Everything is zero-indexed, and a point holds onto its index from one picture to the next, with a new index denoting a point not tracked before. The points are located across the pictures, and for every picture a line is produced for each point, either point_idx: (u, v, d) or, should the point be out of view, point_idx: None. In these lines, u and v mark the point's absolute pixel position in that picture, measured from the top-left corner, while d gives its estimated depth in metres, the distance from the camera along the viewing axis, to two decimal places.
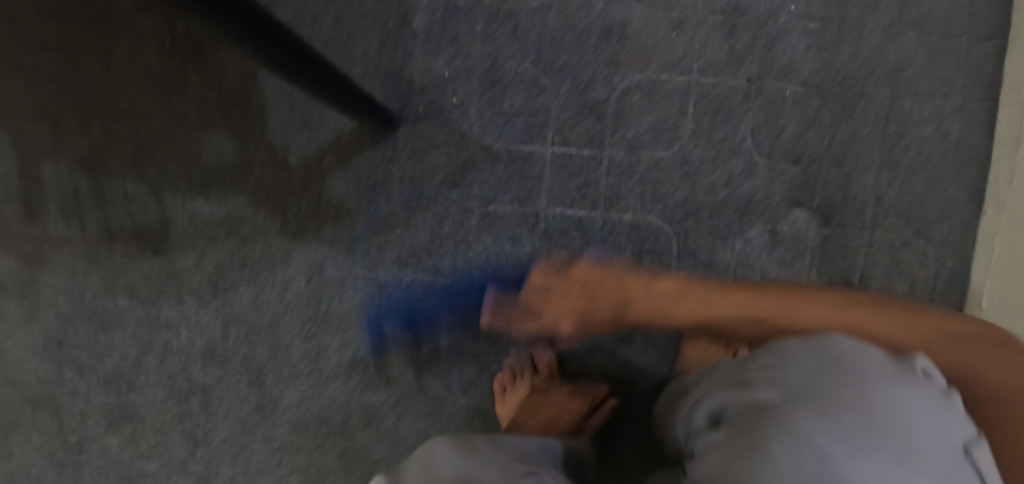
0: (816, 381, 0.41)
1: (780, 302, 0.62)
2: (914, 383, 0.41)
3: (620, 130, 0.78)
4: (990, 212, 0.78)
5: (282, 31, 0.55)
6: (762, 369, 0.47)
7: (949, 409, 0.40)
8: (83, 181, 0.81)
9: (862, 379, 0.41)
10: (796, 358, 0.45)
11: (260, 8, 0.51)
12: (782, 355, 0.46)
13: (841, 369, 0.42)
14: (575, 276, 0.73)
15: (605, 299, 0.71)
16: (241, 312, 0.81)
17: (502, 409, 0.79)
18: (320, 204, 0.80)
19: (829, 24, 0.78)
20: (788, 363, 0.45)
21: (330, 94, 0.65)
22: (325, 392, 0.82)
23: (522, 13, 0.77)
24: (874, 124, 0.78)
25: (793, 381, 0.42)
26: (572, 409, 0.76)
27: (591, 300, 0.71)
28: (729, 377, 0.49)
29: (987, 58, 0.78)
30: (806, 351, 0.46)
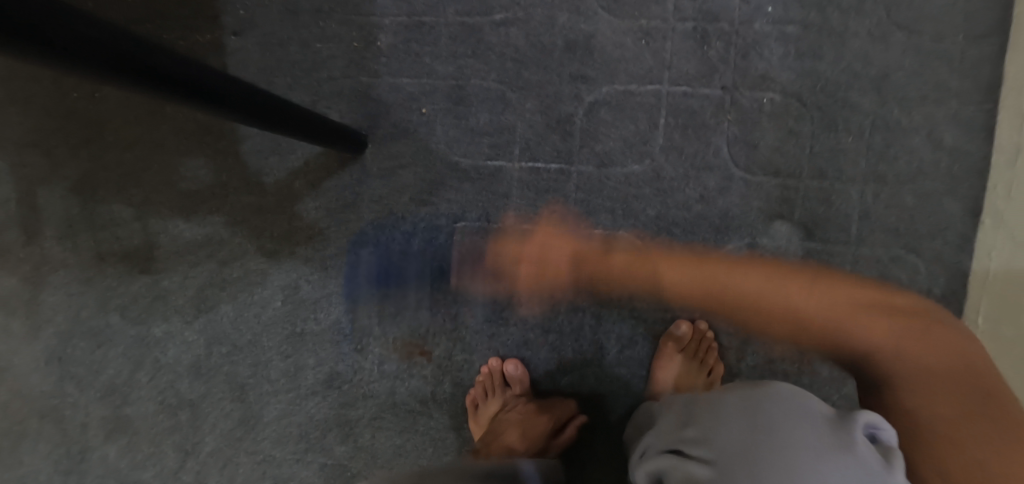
0: (751, 465, 0.42)
1: (761, 278, 0.68)
2: (847, 458, 0.41)
3: (588, 145, 0.76)
4: (987, 222, 0.72)
5: (243, 88, 0.57)
6: (701, 430, 0.47)
7: (888, 477, 0.41)
8: (75, 207, 0.85)
9: (798, 464, 0.41)
10: (735, 427, 0.45)
11: (218, 71, 0.53)
12: (723, 417, 0.46)
13: (777, 450, 0.42)
14: (553, 242, 0.77)
15: (573, 251, 0.76)
16: (223, 332, 0.85)
17: (476, 426, 0.80)
18: (293, 226, 0.81)
19: (810, 26, 0.74)
20: (727, 431, 0.45)
21: (300, 131, 0.68)
22: (304, 408, 0.84)
23: (486, 30, 0.77)
24: (858, 133, 0.74)
25: (730, 460, 0.43)
26: (540, 422, 0.77)
27: (561, 249, 0.77)
28: (674, 436, 0.49)
29: (985, 58, 0.72)
30: (746, 415, 0.45)
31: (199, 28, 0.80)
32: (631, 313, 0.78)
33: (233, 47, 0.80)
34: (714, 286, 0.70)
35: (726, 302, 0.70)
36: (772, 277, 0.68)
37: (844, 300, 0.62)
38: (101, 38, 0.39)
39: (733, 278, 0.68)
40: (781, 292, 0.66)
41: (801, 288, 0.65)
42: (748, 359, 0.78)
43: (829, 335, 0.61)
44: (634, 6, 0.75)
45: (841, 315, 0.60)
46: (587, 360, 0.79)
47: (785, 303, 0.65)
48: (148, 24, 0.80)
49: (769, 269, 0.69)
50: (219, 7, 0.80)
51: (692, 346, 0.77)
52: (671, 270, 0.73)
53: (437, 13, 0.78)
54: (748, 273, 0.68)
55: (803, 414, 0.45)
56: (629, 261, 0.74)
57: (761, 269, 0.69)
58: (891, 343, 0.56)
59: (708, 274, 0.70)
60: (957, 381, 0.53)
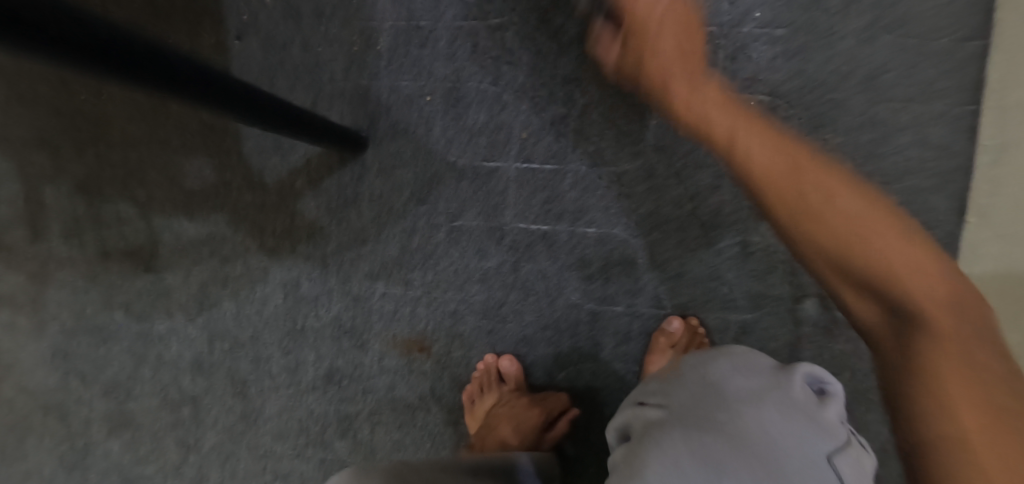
0: (698, 398, 0.50)
1: (813, 172, 0.48)
2: (782, 390, 0.49)
3: (582, 145, 0.78)
4: (972, 221, 0.74)
5: (246, 89, 0.58)
6: (664, 384, 0.55)
7: (822, 413, 0.47)
8: (81, 205, 0.87)
9: (737, 395, 0.49)
10: (691, 376, 0.53)
11: (220, 72, 0.54)
12: (684, 371, 0.55)
13: (721, 385, 0.51)
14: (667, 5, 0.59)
15: (687, 45, 0.60)
16: (225, 328, 0.86)
17: (472, 423, 0.82)
18: (294, 224, 0.83)
19: (798, 29, 0.75)
20: (684, 380, 0.54)
21: (299, 130, 0.69)
22: (304, 403, 0.86)
23: (482, 32, 0.79)
24: (846, 133, 0.76)
25: (684, 398, 0.51)
26: (530, 418, 0.78)
27: (671, 35, 0.59)
28: (640, 394, 0.58)
29: (972, 59, 0.73)
30: (702, 367, 0.54)
31: (203, 31, 0.82)
32: (626, 309, 0.80)
33: (236, 49, 0.82)
34: (785, 170, 0.49)
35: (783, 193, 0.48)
36: (844, 183, 0.48)
37: (903, 234, 0.46)
38: (108, 41, 0.40)
39: (753, 148, 0.51)
40: (850, 205, 0.46)
41: (850, 196, 0.47)
42: None
43: (891, 276, 0.44)
44: None
45: (912, 260, 0.44)
46: (582, 355, 0.81)
47: (828, 194, 0.47)
48: (153, 28, 0.83)
49: (836, 177, 0.48)
50: (222, 11, 0.82)
51: (684, 342, 0.77)
52: (710, 110, 0.55)
53: (435, 16, 0.79)
54: (820, 181, 0.48)
55: (750, 366, 0.52)
56: (691, 94, 0.57)
57: (829, 174, 0.48)
58: (942, 303, 0.43)
59: (778, 156, 0.50)
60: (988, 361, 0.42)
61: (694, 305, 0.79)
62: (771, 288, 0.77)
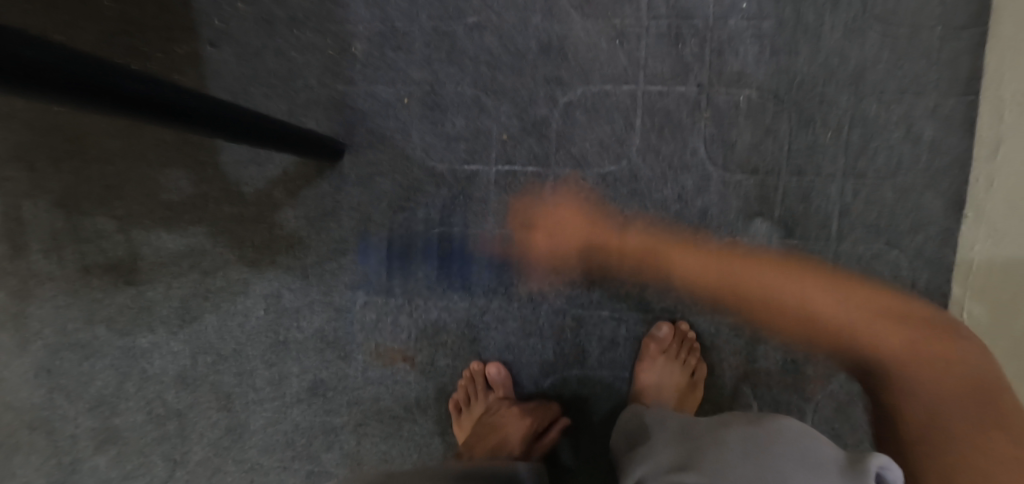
0: None
1: (773, 290, 0.75)
2: None
3: (564, 147, 0.76)
4: (970, 218, 0.71)
5: (216, 106, 0.57)
6: (711, 470, 0.48)
7: None
8: (60, 220, 0.86)
9: None
10: (746, 473, 0.46)
11: (186, 88, 0.53)
12: (736, 461, 0.48)
13: None
14: (554, 211, 0.77)
15: (580, 225, 0.77)
16: (208, 341, 0.85)
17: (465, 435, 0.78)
18: (274, 235, 0.82)
19: (785, 23, 0.73)
20: (739, 478, 0.46)
21: (277, 144, 0.68)
22: (289, 416, 0.85)
23: (460, 35, 0.77)
24: (836, 128, 0.74)
25: None
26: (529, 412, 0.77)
27: (573, 218, 0.77)
28: (676, 468, 0.50)
29: (964, 50, 0.71)
30: (761, 460, 0.47)
31: (176, 40, 0.81)
32: (612, 315, 0.78)
33: (210, 57, 0.81)
34: (744, 291, 0.76)
35: (743, 299, 0.76)
36: (818, 286, 0.74)
37: (894, 355, 0.66)
38: (42, 66, 0.37)
39: (681, 259, 0.76)
40: (834, 309, 0.73)
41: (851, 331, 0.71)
42: (730, 358, 0.77)
43: (892, 362, 0.66)
44: (607, 6, 0.75)
45: (903, 362, 0.65)
46: (569, 361, 0.79)
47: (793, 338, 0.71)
48: (124, 38, 0.81)
49: (804, 282, 0.74)
50: (195, 19, 0.80)
51: (674, 348, 0.76)
52: (699, 267, 0.76)
53: (412, 18, 0.77)
54: (782, 282, 0.75)
55: (813, 463, 0.47)
56: (644, 245, 0.76)
57: (784, 274, 0.75)
58: (931, 386, 0.61)
59: (711, 289, 0.76)
60: (968, 392, 0.59)
61: (682, 309, 0.77)
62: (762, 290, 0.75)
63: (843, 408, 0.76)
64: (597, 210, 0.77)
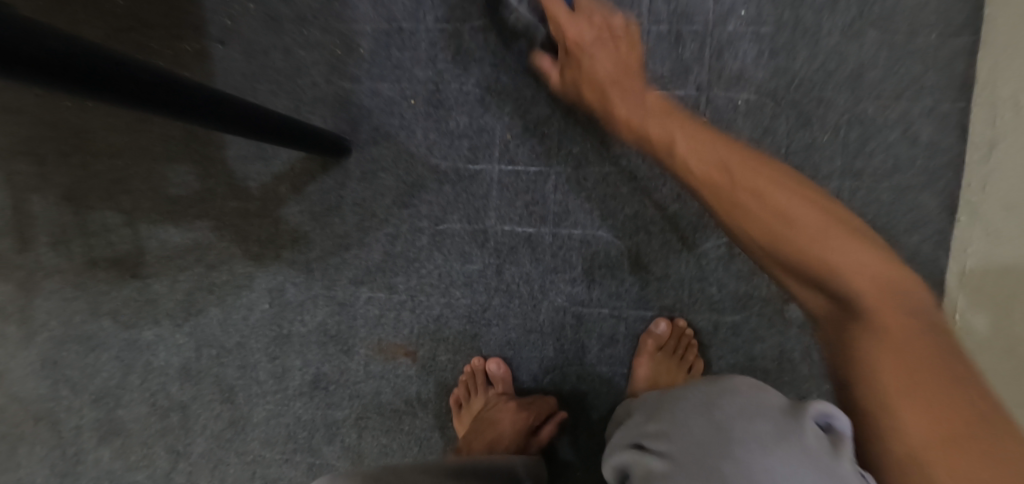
0: (692, 457, 0.43)
1: (750, 172, 0.48)
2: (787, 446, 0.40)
3: (566, 146, 0.77)
4: (963, 220, 0.73)
5: (223, 99, 0.58)
6: (656, 429, 0.48)
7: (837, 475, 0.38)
8: (68, 214, 0.87)
9: (734, 455, 0.41)
10: (682, 421, 0.46)
11: (195, 82, 0.54)
12: (675, 414, 0.47)
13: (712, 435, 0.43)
14: (598, 47, 0.61)
15: (622, 63, 0.61)
16: (212, 335, 0.86)
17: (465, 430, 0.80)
18: (278, 230, 0.83)
19: (784, 26, 0.74)
20: (676, 427, 0.46)
21: (281, 138, 0.69)
22: (291, 409, 0.86)
23: (463, 35, 0.78)
24: (833, 130, 0.75)
25: (680, 454, 0.44)
26: (529, 403, 0.79)
27: (606, 57, 0.61)
28: (632, 435, 0.51)
29: (960, 54, 0.72)
30: (696, 407, 0.46)
31: (184, 37, 0.82)
32: (612, 312, 0.79)
33: (218, 55, 0.82)
34: (727, 201, 0.48)
35: (782, 244, 0.44)
36: (782, 183, 0.48)
37: (843, 237, 0.44)
38: (59, 54, 0.38)
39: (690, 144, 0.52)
40: (804, 220, 0.45)
41: (792, 201, 0.46)
42: (729, 356, 0.78)
43: (817, 262, 0.43)
44: None
45: (845, 245, 0.43)
46: (569, 358, 0.80)
47: (769, 204, 0.46)
48: (134, 35, 0.83)
49: (771, 177, 0.48)
50: (203, 17, 0.82)
51: (672, 344, 0.77)
52: (660, 131, 0.55)
53: (416, 19, 0.78)
54: (758, 190, 0.47)
55: (750, 407, 0.44)
56: (633, 112, 0.58)
57: (802, 204, 0.46)
58: (886, 301, 0.41)
59: (716, 164, 0.50)
60: (971, 406, 0.36)
61: (681, 307, 0.78)
62: (759, 289, 0.76)
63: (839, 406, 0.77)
64: (624, 54, 0.62)
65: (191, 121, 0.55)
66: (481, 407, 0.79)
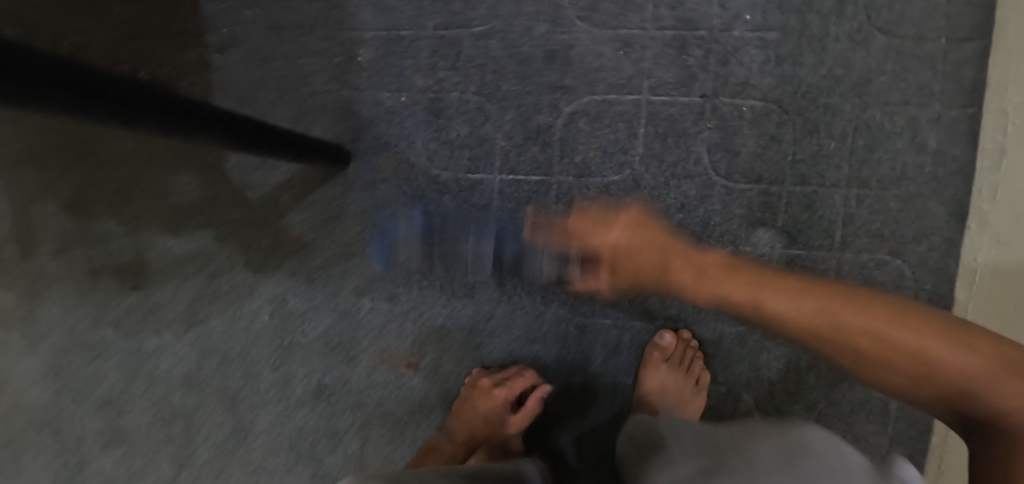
0: None
1: (845, 308, 0.49)
2: None
3: (568, 156, 0.77)
4: (974, 227, 0.72)
5: (226, 116, 0.58)
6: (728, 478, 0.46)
7: None
8: (69, 223, 0.87)
9: None
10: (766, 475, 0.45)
11: (198, 99, 0.54)
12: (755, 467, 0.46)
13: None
14: (598, 216, 0.68)
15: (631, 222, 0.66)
16: (213, 344, 0.86)
17: (461, 421, 0.78)
18: (279, 239, 0.82)
19: (790, 33, 0.73)
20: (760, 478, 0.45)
21: (288, 153, 0.69)
22: (294, 419, 0.85)
23: (464, 41, 0.77)
24: (839, 138, 0.74)
25: None
26: (510, 376, 0.78)
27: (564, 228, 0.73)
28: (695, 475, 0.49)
29: (967, 61, 0.71)
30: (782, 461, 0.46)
31: (185, 45, 0.82)
32: (615, 323, 0.78)
33: (219, 64, 0.82)
34: (856, 357, 0.48)
35: (921, 386, 0.45)
36: (782, 287, 0.54)
37: (908, 324, 0.46)
38: (67, 71, 0.38)
39: (769, 296, 0.54)
40: (870, 323, 0.48)
41: (878, 321, 0.47)
42: (733, 366, 0.78)
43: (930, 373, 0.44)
44: (613, 16, 0.75)
45: (893, 326, 0.46)
46: (572, 369, 0.79)
47: (834, 324, 0.49)
48: (134, 43, 0.82)
49: (840, 301, 0.50)
50: (205, 26, 0.82)
51: (677, 355, 0.76)
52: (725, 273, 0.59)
53: (418, 26, 0.78)
54: (823, 304, 0.50)
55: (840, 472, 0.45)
56: (660, 262, 0.63)
57: (817, 291, 0.52)
58: (974, 367, 0.42)
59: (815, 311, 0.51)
60: None
61: (685, 318, 0.78)
62: None
63: (845, 417, 0.77)
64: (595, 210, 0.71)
65: (184, 137, 0.54)
66: (472, 394, 0.78)
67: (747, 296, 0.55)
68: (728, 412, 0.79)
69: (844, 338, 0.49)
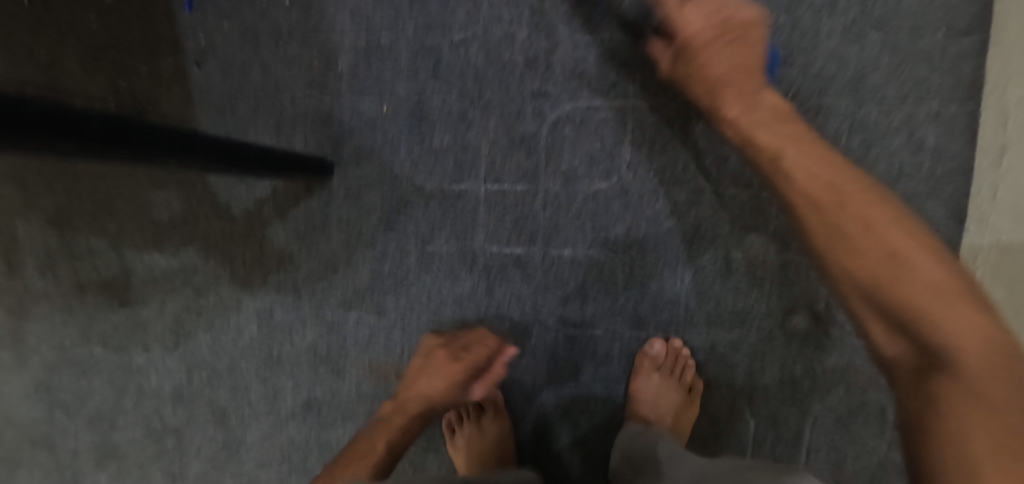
0: None
1: (874, 215, 0.52)
2: None
3: (553, 162, 0.76)
4: (972, 229, 0.70)
5: (196, 135, 0.57)
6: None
7: None
8: (53, 238, 0.86)
9: None
10: None
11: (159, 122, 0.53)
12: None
13: None
14: (713, 35, 0.62)
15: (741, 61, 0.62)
16: (202, 358, 0.85)
17: (433, 382, 0.75)
18: (264, 251, 0.81)
19: (777, 33, 0.71)
20: None
21: (266, 166, 0.68)
22: (284, 431, 0.85)
23: (446, 47, 0.76)
24: (832, 139, 0.72)
25: None
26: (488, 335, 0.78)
27: (702, 7, 0.62)
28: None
29: (966, 55, 0.68)
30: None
31: (161, 56, 0.80)
32: (605, 332, 0.77)
33: (196, 75, 0.80)
34: (868, 271, 0.50)
35: (875, 292, 0.49)
36: (889, 213, 0.52)
37: (920, 250, 0.50)
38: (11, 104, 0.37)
39: (854, 201, 0.53)
40: (901, 246, 0.50)
41: (919, 252, 0.50)
42: (726, 372, 0.77)
43: (924, 315, 0.46)
44: (597, 17, 0.73)
45: (941, 286, 0.47)
46: (562, 377, 0.78)
47: (862, 226, 0.52)
48: (109, 54, 0.81)
49: (892, 224, 0.51)
50: (180, 35, 0.80)
51: (668, 364, 0.76)
52: (808, 163, 0.56)
53: (397, 31, 0.76)
54: (863, 217, 0.52)
55: None
56: (758, 112, 0.60)
57: (876, 205, 0.53)
58: (967, 335, 0.44)
59: (826, 184, 0.55)
60: None
61: (676, 325, 0.76)
62: (757, 303, 0.75)
63: (843, 421, 0.75)
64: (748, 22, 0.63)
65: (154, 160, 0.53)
66: (449, 352, 0.76)
67: (779, 141, 0.58)
68: (722, 419, 0.78)
69: (872, 246, 0.51)
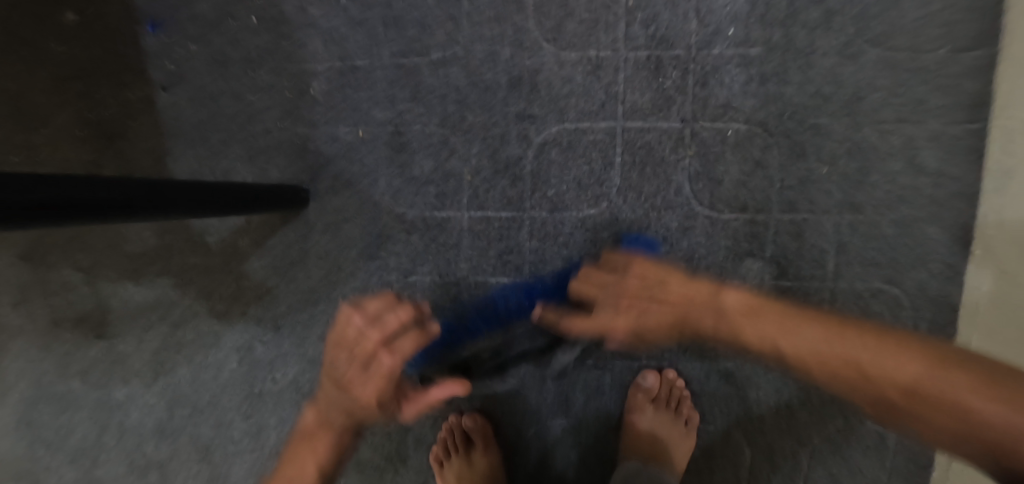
0: None
1: (804, 343, 0.52)
2: None
3: (540, 189, 0.72)
4: (978, 254, 0.67)
5: (155, 184, 0.54)
6: None
7: None
8: (27, 273, 0.83)
9: None
10: None
11: (113, 176, 0.50)
12: None
13: None
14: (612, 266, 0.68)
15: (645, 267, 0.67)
16: (183, 393, 0.83)
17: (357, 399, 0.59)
18: (242, 286, 0.79)
19: (774, 48, 0.67)
20: None
21: (244, 205, 0.66)
22: (269, 467, 0.82)
23: (423, 70, 0.72)
24: (830, 162, 0.68)
25: None
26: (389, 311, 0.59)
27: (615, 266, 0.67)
28: None
29: (967, 73, 0.65)
30: None
31: (129, 84, 0.77)
32: (596, 364, 0.75)
33: (166, 103, 0.77)
34: (881, 400, 0.47)
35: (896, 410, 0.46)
36: (825, 328, 0.52)
37: (859, 341, 0.49)
38: None
39: (789, 339, 0.53)
40: (856, 350, 0.49)
41: (869, 349, 0.48)
42: (722, 404, 0.74)
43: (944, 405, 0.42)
44: (581, 37, 0.69)
45: (874, 348, 0.48)
46: (552, 409, 0.76)
47: (831, 364, 0.50)
48: (77, 83, 0.77)
49: (815, 343, 0.52)
50: (148, 62, 0.77)
51: (664, 397, 0.73)
52: (740, 324, 0.57)
53: (372, 55, 0.73)
54: (810, 339, 0.52)
55: None
56: (707, 311, 0.60)
57: (817, 328, 0.52)
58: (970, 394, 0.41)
59: (814, 355, 0.51)
60: None
61: (670, 357, 0.74)
62: None
63: (841, 453, 0.73)
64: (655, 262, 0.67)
65: (117, 218, 0.50)
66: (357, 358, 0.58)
67: (762, 340, 0.55)
68: (718, 451, 0.75)
69: (859, 374, 0.48)
